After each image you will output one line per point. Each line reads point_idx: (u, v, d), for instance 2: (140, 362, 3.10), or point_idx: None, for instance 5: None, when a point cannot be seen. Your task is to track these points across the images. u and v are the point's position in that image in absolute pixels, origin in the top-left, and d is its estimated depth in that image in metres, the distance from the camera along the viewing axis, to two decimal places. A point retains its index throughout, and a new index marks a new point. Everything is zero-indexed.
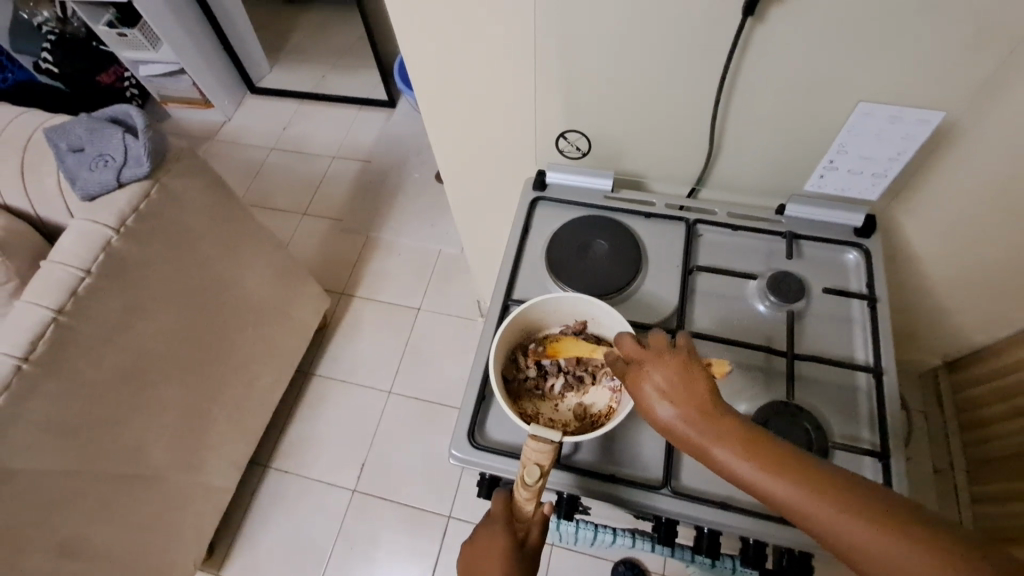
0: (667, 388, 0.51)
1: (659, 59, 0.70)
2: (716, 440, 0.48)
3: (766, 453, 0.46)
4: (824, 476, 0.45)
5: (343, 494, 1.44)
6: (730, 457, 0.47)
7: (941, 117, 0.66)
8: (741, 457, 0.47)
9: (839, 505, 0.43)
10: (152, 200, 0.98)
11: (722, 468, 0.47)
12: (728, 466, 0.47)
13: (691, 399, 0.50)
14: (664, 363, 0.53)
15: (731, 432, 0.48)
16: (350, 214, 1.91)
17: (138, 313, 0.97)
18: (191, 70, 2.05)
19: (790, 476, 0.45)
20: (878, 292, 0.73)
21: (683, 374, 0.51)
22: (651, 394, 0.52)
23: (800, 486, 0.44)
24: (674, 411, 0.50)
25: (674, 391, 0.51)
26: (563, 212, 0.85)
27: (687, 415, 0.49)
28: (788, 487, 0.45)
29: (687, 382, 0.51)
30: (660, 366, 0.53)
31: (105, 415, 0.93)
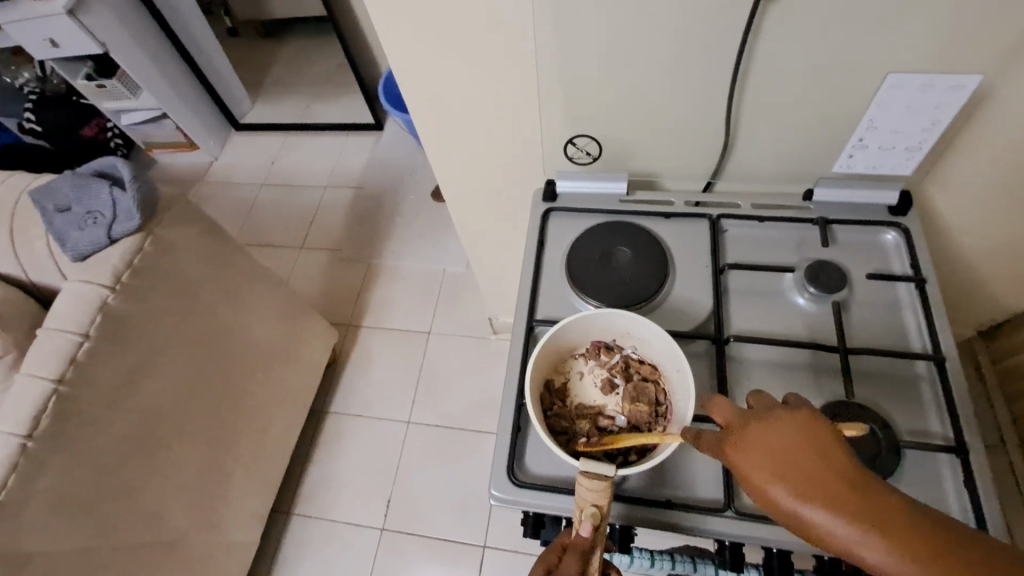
0: (776, 471, 0.41)
1: (668, 51, 0.66)
2: (849, 529, 0.37)
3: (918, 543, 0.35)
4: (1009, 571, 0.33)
5: (371, 534, 1.38)
6: (876, 555, 0.36)
7: (978, 81, 0.62)
8: (887, 552, 0.36)
9: None
10: (146, 253, 0.94)
11: (867, 566, 0.37)
12: (870, 561, 0.37)
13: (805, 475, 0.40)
14: (769, 430, 0.43)
15: (882, 524, 0.36)
16: (349, 243, 1.87)
17: (143, 373, 0.92)
18: (174, 115, 2.02)
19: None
20: (925, 272, 0.68)
21: (790, 440, 0.42)
22: (752, 468, 0.42)
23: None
24: (786, 489, 0.40)
25: (786, 467, 0.41)
26: (578, 221, 0.80)
27: (802, 495, 0.39)
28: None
29: (801, 452, 0.41)
30: (767, 436, 0.43)
31: (118, 485, 0.89)
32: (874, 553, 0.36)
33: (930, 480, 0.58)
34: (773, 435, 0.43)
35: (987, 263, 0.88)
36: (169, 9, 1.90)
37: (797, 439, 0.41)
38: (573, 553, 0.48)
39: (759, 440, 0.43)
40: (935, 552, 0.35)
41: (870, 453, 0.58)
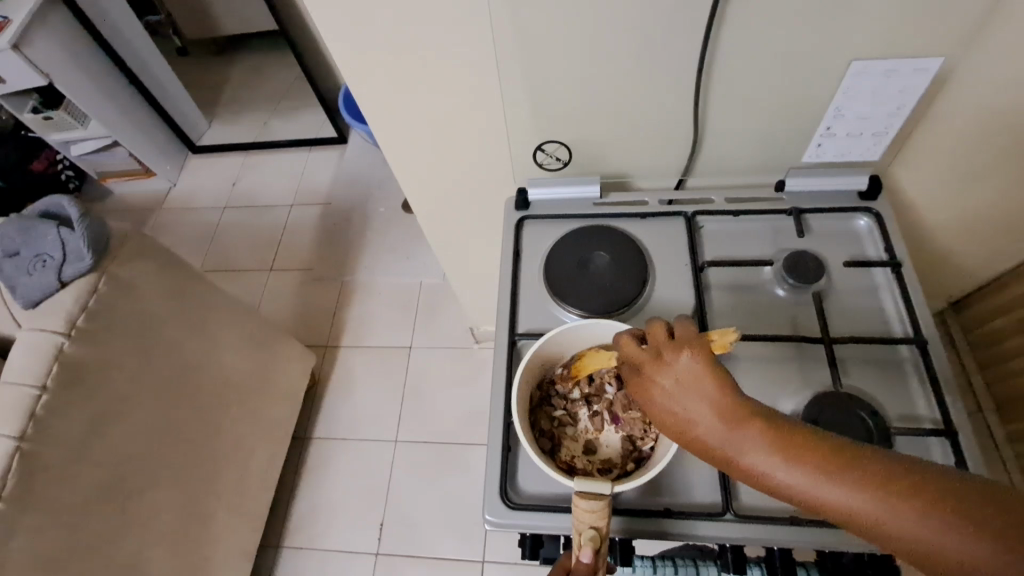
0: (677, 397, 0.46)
1: (632, 51, 0.65)
2: (751, 445, 0.42)
3: (812, 451, 0.41)
4: (878, 469, 0.39)
5: (367, 560, 1.34)
6: (760, 462, 0.42)
7: (939, 63, 0.63)
8: (787, 464, 0.41)
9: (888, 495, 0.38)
10: (103, 293, 0.88)
11: (752, 475, 0.42)
12: (770, 473, 0.41)
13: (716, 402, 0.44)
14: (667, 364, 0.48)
15: (762, 435, 0.42)
16: (321, 261, 1.82)
17: (110, 420, 0.87)
18: (126, 142, 1.94)
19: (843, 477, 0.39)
20: (899, 255, 0.69)
21: (696, 371, 0.46)
22: (667, 397, 0.46)
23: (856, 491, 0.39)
24: (686, 415, 0.45)
25: (683, 395, 0.46)
26: (553, 228, 0.79)
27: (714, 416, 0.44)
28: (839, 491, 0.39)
29: (695, 381, 0.46)
30: (665, 368, 0.48)
31: (92, 541, 0.84)
32: (776, 466, 0.41)
33: None
34: (682, 363, 0.47)
35: (955, 239, 0.89)
36: (112, 32, 1.82)
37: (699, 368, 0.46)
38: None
39: (660, 376, 0.48)
40: (823, 458, 0.40)
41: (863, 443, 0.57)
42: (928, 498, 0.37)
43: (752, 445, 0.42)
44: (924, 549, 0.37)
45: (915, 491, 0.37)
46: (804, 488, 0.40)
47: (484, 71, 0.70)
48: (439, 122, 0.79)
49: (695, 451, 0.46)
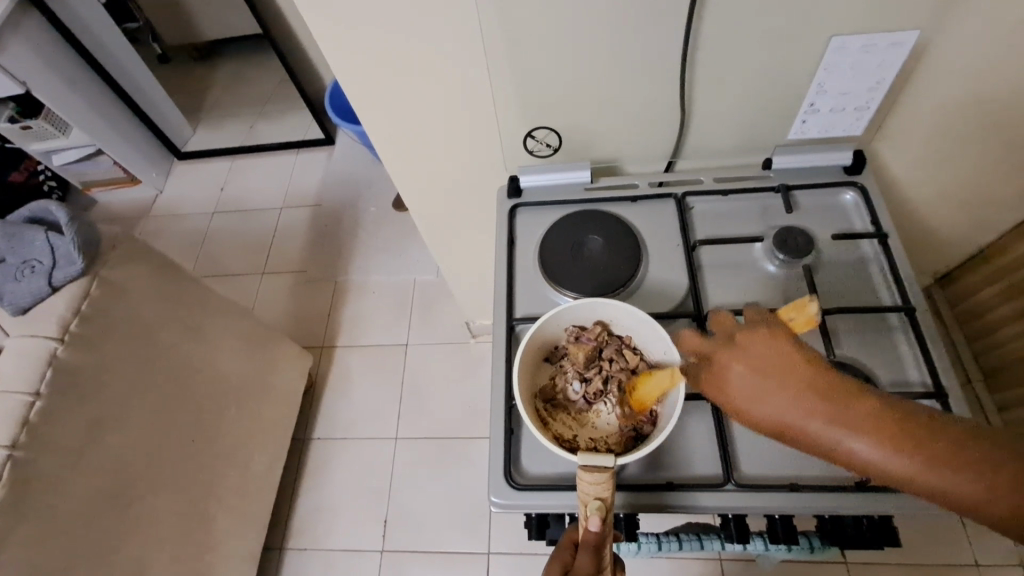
0: (763, 374, 0.46)
1: (617, 34, 0.66)
2: (808, 414, 0.43)
3: (889, 422, 0.41)
4: (954, 432, 0.40)
5: (372, 558, 1.34)
6: (856, 441, 0.41)
7: (916, 36, 0.64)
8: (867, 437, 0.41)
9: (968, 466, 0.39)
10: (94, 297, 0.88)
11: (849, 455, 0.42)
12: (846, 447, 0.42)
13: (791, 373, 0.45)
14: (757, 347, 0.47)
15: (856, 413, 0.42)
16: (313, 262, 1.82)
17: (106, 425, 0.87)
18: (109, 149, 1.92)
19: (913, 443, 0.40)
20: (885, 227, 0.70)
21: (788, 369, 0.45)
22: (745, 386, 0.46)
23: (932, 459, 0.40)
24: (784, 403, 0.44)
25: (774, 372, 0.45)
26: (546, 214, 0.79)
27: (799, 401, 0.44)
28: (914, 460, 0.40)
29: (786, 367, 0.45)
30: (744, 356, 0.47)
31: (92, 547, 0.83)
32: (868, 448, 0.41)
33: None
34: (764, 360, 0.46)
35: (938, 212, 0.91)
36: (91, 39, 1.80)
37: (778, 354, 0.46)
38: (583, 555, 0.47)
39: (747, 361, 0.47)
40: (892, 426, 0.41)
41: None
42: (989, 460, 0.38)
43: (850, 432, 0.42)
44: (983, 511, 0.38)
45: (990, 457, 0.38)
46: (876, 457, 0.41)
47: (470, 59, 0.70)
48: (427, 114, 0.79)
49: (788, 440, 0.45)
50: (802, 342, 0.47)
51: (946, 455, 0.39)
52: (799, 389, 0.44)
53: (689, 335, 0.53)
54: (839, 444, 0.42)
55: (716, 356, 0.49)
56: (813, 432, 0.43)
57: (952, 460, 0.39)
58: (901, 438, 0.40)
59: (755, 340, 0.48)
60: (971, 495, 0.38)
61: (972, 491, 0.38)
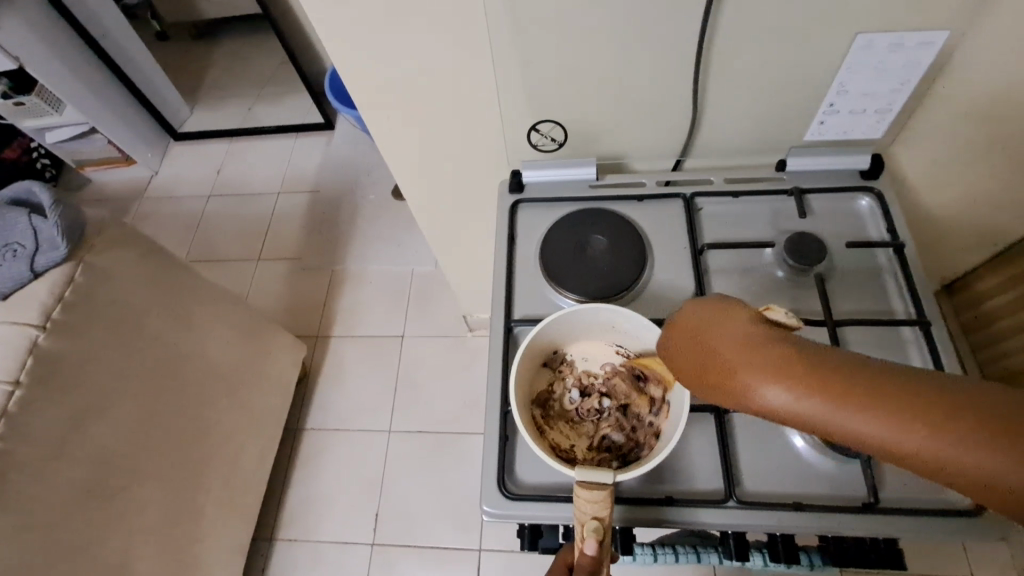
0: (698, 329, 0.44)
1: (629, 25, 0.62)
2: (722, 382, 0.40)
3: (814, 371, 0.36)
4: (908, 382, 0.34)
5: (361, 550, 1.33)
6: (774, 390, 0.37)
7: (945, 36, 0.61)
8: (782, 384, 0.37)
9: (912, 414, 0.33)
10: (78, 284, 0.85)
11: (773, 408, 0.37)
12: (771, 399, 0.37)
13: (718, 327, 0.42)
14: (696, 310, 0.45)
15: (770, 361, 0.38)
16: (309, 250, 1.78)
17: (90, 415, 0.84)
18: (104, 128, 1.87)
19: (847, 393, 0.35)
20: (902, 236, 0.67)
21: (711, 322, 0.43)
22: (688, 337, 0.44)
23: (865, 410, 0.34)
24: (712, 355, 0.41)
25: (700, 330, 0.44)
26: (548, 211, 0.76)
27: (727, 349, 0.41)
28: (851, 412, 0.34)
29: (714, 321, 0.43)
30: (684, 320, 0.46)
31: (75, 539, 0.81)
32: (786, 397, 0.36)
33: None
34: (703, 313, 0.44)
35: (953, 220, 0.88)
36: (86, 13, 1.74)
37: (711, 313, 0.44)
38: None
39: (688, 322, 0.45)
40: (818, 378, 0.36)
41: None
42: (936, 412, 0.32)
43: (772, 381, 0.37)
44: (975, 472, 0.31)
45: (950, 406, 0.32)
46: (813, 414, 0.35)
47: (474, 45, 0.66)
48: (428, 103, 0.75)
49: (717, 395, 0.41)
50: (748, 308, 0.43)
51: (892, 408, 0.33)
52: (721, 342, 0.41)
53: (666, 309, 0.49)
54: (760, 393, 0.38)
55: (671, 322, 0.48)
56: (749, 388, 0.38)
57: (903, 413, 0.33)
58: (829, 386, 0.35)
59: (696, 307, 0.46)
60: (935, 450, 0.32)
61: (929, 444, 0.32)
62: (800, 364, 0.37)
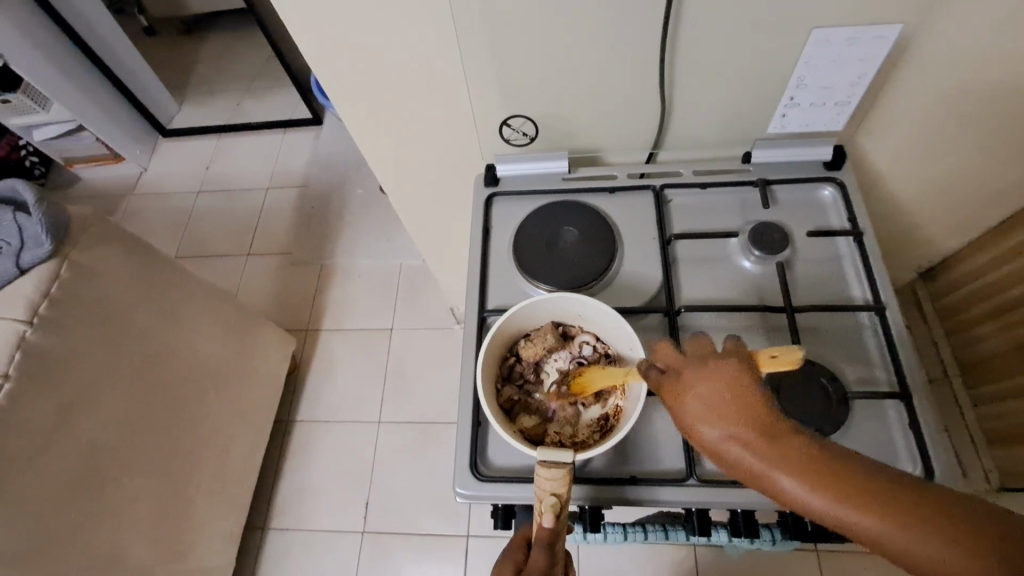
0: (715, 406, 0.43)
1: (593, 22, 0.64)
2: (782, 465, 0.40)
3: (855, 483, 0.38)
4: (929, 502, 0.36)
5: (352, 539, 1.36)
6: (799, 486, 0.39)
7: (897, 30, 0.63)
8: (810, 485, 0.39)
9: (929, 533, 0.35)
10: (65, 280, 0.87)
11: (792, 499, 0.40)
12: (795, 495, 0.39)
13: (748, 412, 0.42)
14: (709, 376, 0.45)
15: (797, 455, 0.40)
16: (298, 245, 1.80)
17: (78, 408, 0.86)
18: (91, 125, 1.88)
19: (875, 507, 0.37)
20: (861, 225, 0.70)
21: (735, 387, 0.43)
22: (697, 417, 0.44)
23: (935, 533, 0.35)
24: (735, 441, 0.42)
25: (722, 407, 0.43)
26: (522, 204, 0.78)
27: (746, 437, 0.41)
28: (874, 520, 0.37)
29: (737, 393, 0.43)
30: (697, 378, 0.45)
31: (66, 528, 0.84)
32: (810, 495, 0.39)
33: (878, 429, 0.60)
34: (717, 387, 0.44)
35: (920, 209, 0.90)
36: (71, 10, 1.74)
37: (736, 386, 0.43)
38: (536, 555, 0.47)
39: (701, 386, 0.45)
40: (885, 495, 0.37)
41: (822, 408, 0.59)
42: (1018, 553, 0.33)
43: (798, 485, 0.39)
44: None
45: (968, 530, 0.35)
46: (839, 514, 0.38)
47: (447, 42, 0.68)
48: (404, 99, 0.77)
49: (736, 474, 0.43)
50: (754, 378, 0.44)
51: (960, 539, 0.35)
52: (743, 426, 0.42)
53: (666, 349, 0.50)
54: (786, 490, 0.40)
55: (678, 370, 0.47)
56: (778, 484, 0.40)
57: (969, 544, 0.34)
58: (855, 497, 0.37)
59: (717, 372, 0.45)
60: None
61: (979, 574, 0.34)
62: (827, 471, 0.39)
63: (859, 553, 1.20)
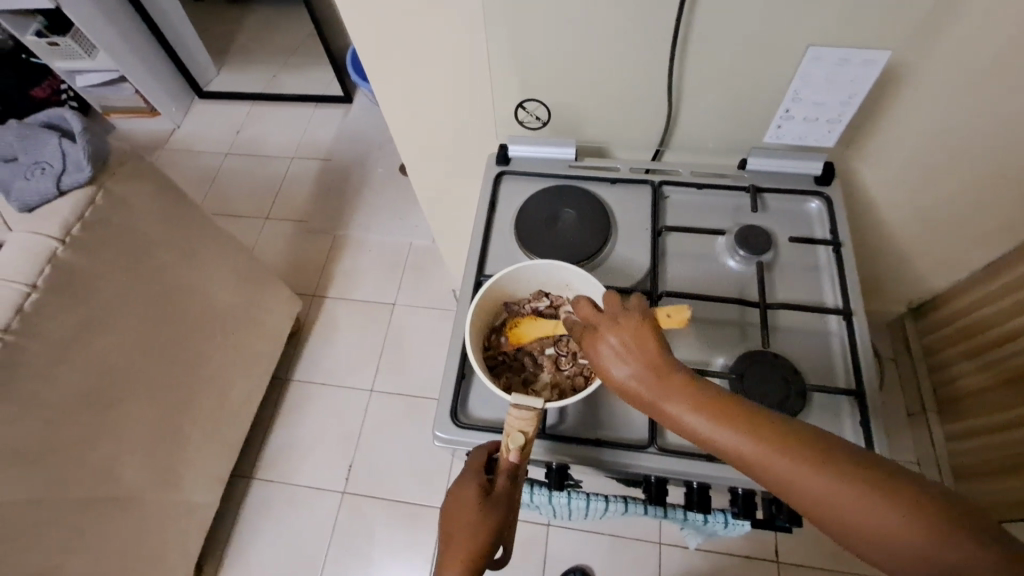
0: (623, 348, 0.50)
1: (610, 21, 0.69)
2: (679, 398, 0.47)
3: (739, 416, 0.45)
4: (796, 434, 0.44)
5: (332, 498, 1.41)
6: (692, 416, 0.47)
7: (887, 56, 0.67)
8: (703, 415, 0.46)
9: (793, 456, 0.43)
10: (98, 207, 0.93)
11: (684, 428, 0.47)
12: (688, 425, 0.47)
13: (655, 357, 0.49)
14: (621, 328, 0.51)
15: (693, 392, 0.47)
16: (315, 214, 1.87)
17: (96, 330, 0.92)
18: (132, 77, 1.96)
19: (752, 433, 0.44)
20: (842, 237, 0.74)
21: (644, 336, 0.50)
22: (610, 358, 0.51)
23: (800, 459, 0.42)
24: (641, 379, 0.49)
25: (632, 352, 0.50)
26: (530, 184, 0.84)
27: (651, 375, 0.49)
28: (751, 446, 0.44)
29: (644, 343, 0.50)
30: (616, 329, 0.51)
31: (70, 439, 0.90)
32: (700, 422, 0.46)
33: (832, 422, 0.64)
34: (626, 336, 0.51)
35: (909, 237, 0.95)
36: None
37: (644, 340, 0.50)
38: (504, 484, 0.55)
39: (612, 340, 0.51)
40: (762, 427, 0.45)
41: (781, 396, 0.63)
42: (865, 476, 0.41)
43: (690, 414, 0.47)
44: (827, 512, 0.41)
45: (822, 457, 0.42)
46: (723, 440, 0.45)
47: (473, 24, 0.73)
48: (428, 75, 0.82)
49: (642, 409, 0.50)
50: (658, 329, 0.50)
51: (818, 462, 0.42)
52: (648, 368, 0.49)
53: (582, 302, 0.55)
54: (681, 419, 0.47)
55: (594, 324, 0.53)
56: (680, 413, 0.47)
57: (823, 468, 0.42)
58: (738, 425, 0.45)
59: (629, 326, 0.51)
60: (832, 498, 0.41)
61: (845, 501, 0.41)
62: (720, 406, 0.46)
63: (820, 570, 1.22)
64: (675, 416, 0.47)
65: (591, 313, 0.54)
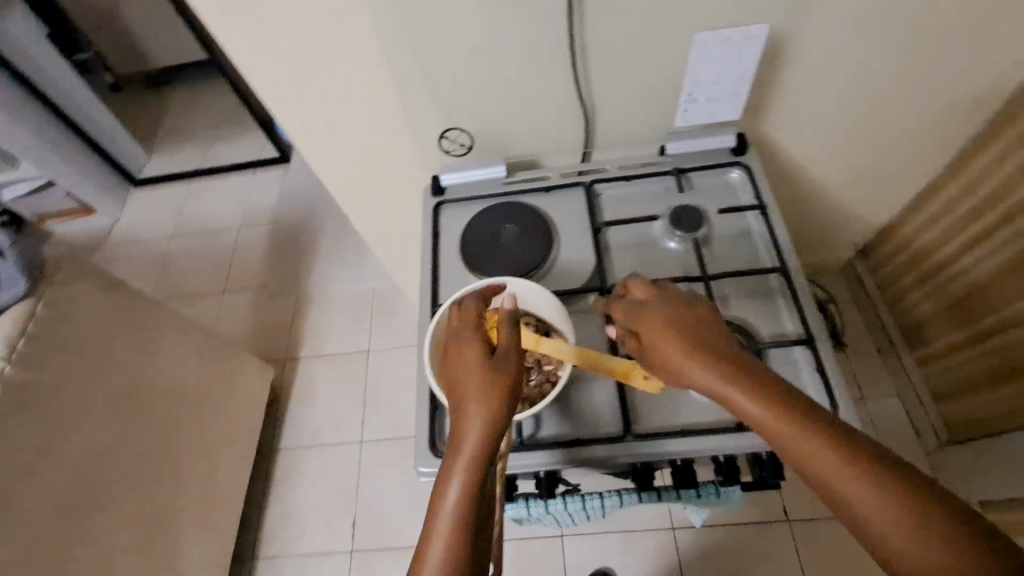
0: (656, 320, 0.56)
1: (510, 42, 0.73)
2: (704, 363, 0.52)
3: (761, 386, 0.49)
4: (813, 411, 0.47)
5: (341, 559, 1.37)
6: (712, 377, 0.51)
7: (766, 27, 0.72)
8: (724, 379, 0.50)
9: (803, 426, 0.46)
10: (41, 317, 0.91)
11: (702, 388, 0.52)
12: (707, 385, 0.51)
13: (688, 329, 0.55)
14: (659, 304, 0.58)
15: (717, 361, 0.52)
16: (272, 278, 1.85)
17: (59, 441, 0.89)
18: (60, 179, 1.93)
19: (769, 400, 0.48)
20: (765, 199, 0.79)
21: (678, 312, 0.56)
22: (643, 325, 0.57)
23: (809, 430, 0.46)
24: (669, 345, 0.54)
25: (664, 322, 0.56)
26: (468, 208, 0.86)
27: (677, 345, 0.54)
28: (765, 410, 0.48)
29: (680, 315, 0.56)
30: (656, 305, 0.58)
31: (51, 560, 0.86)
32: (719, 386, 0.51)
33: (792, 375, 0.66)
34: (664, 310, 0.57)
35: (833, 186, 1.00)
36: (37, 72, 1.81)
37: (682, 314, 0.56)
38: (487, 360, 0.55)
39: (648, 310, 0.58)
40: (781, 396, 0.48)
41: None
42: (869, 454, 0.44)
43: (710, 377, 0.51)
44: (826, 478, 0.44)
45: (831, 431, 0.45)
46: (740, 403, 0.49)
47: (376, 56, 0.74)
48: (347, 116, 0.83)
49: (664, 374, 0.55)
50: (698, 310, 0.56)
51: (826, 435, 0.45)
52: (677, 338, 0.54)
53: (635, 280, 0.62)
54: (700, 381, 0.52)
55: (635, 300, 0.60)
56: (701, 377, 0.52)
57: (829, 438, 0.45)
58: (757, 391, 0.49)
59: (669, 304, 0.57)
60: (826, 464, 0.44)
61: (845, 475, 0.43)
62: (745, 377, 0.50)
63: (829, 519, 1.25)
64: (696, 379, 0.52)
65: (637, 290, 0.61)
